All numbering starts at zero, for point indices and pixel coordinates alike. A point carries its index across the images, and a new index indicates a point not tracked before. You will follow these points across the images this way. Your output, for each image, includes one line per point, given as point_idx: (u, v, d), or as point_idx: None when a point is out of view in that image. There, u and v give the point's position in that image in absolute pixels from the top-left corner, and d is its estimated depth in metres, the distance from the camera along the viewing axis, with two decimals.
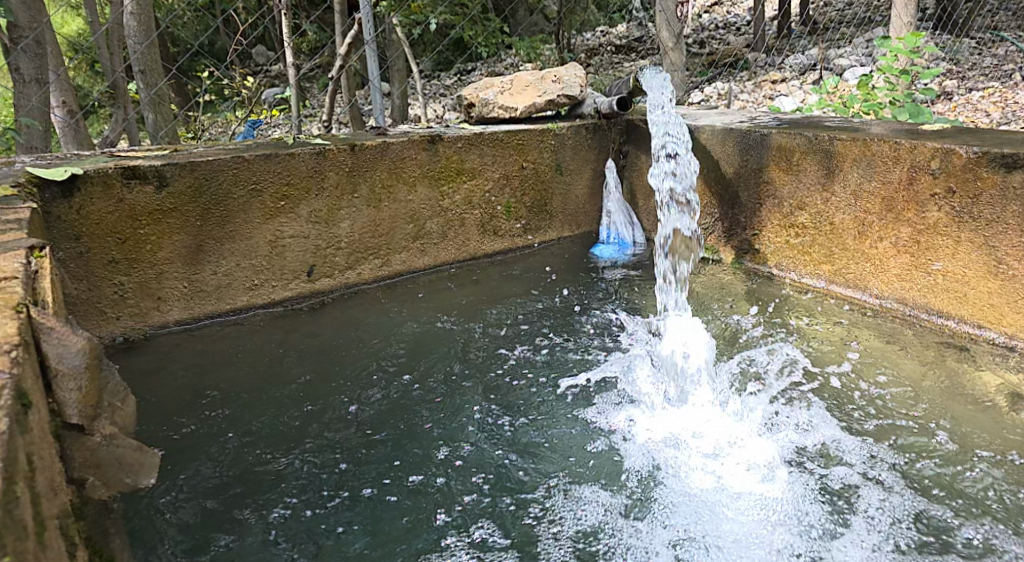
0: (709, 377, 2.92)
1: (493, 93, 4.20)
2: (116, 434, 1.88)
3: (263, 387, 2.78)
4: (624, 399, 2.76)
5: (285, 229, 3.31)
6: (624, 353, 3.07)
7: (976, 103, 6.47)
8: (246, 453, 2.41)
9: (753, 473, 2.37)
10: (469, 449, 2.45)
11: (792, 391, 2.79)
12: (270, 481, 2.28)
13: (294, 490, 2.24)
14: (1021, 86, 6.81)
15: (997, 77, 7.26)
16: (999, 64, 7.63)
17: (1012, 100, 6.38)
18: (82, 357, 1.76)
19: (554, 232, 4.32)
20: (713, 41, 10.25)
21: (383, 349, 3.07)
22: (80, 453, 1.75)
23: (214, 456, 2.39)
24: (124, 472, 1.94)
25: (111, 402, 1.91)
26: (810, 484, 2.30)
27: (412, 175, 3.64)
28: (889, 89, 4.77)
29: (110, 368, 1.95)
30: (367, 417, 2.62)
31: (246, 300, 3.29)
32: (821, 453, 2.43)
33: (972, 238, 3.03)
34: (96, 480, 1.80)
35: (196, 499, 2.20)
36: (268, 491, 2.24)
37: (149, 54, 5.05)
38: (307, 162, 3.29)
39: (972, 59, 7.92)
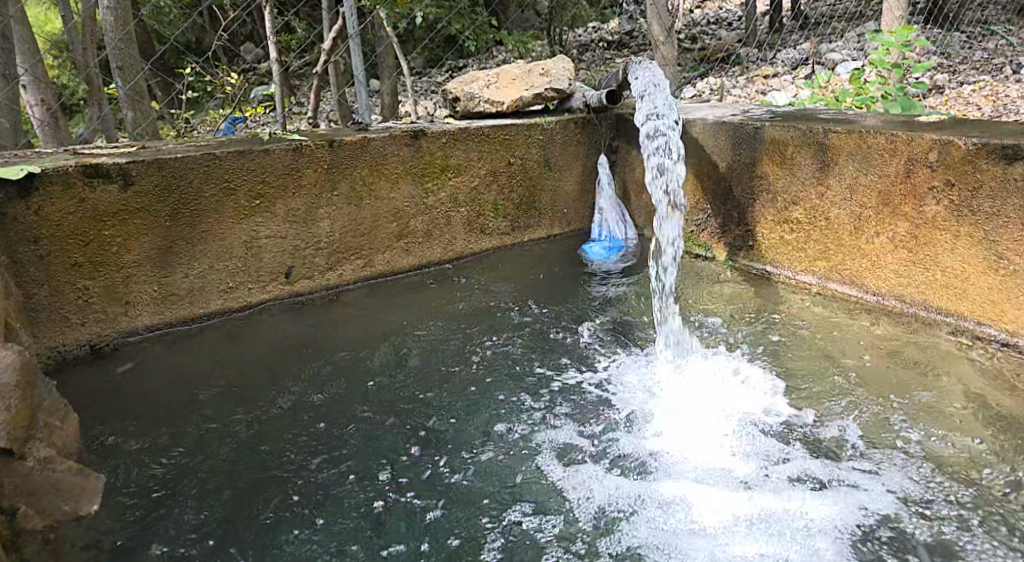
0: (722, 395, 2.78)
1: (478, 87, 4.09)
2: (52, 459, 2.04)
3: (237, 398, 2.69)
4: (615, 409, 2.67)
5: (261, 229, 3.19)
6: (624, 366, 2.96)
7: (968, 98, 6.37)
8: (215, 471, 2.32)
9: (744, 484, 2.27)
10: (449, 463, 2.35)
11: (790, 398, 2.70)
12: (238, 499, 2.19)
13: (263, 509, 2.16)
14: (1012, 79, 6.74)
15: (988, 70, 7.19)
16: (989, 58, 7.54)
17: (1003, 93, 6.31)
18: (11, 374, 1.97)
19: (543, 230, 4.22)
20: (706, 37, 10.17)
21: (364, 356, 2.98)
22: (11, 480, 1.90)
23: (181, 473, 2.30)
24: (64, 501, 2.04)
25: (49, 423, 2.12)
26: (803, 496, 2.20)
27: (394, 172, 3.53)
28: (882, 82, 4.68)
29: (47, 388, 2.15)
30: (345, 431, 2.52)
31: (221, 304, 3.18)
32: (817, 464, 2.34)
33: (971, 232, 2.93)
34: (30, 507, 1.93)
35: (160, 519, 2.11)
36: (237, 511, 2.15)
37: (126, 51, 4.94)
38: (283, 159, 3.17)
39: (963, 52, 7.83)
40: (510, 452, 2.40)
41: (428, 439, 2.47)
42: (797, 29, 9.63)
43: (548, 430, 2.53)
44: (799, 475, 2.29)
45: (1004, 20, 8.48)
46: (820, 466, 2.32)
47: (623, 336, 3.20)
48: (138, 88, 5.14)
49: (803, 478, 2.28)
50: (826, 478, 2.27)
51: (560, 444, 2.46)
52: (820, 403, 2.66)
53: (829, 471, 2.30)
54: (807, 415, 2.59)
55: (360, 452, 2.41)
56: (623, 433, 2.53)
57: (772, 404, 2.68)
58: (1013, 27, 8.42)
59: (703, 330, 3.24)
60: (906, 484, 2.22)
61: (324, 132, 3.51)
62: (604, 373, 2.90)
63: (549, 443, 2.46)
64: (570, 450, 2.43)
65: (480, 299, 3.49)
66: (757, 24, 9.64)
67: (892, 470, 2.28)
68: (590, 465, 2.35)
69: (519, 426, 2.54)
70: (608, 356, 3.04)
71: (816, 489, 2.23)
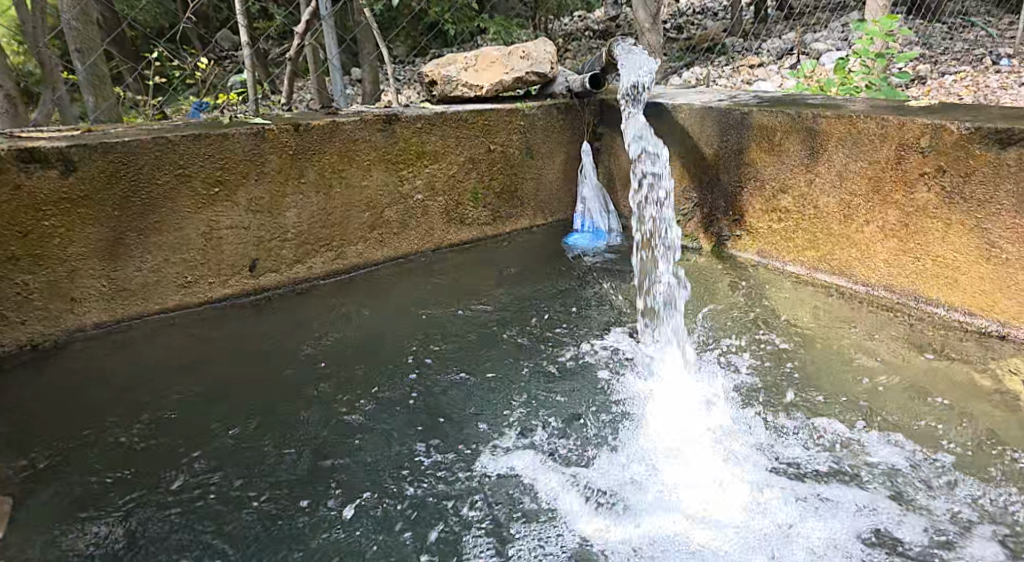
0: (713, 392, 2.64)
1: (455, 70, 3.91)
2: None
3: (193, 405, 2.52)
4: (598, 411, 2.53)
5: (221, 219, 3.01)
6: (610, 363, 2.82)
7: (949, 88, 6.25)
8: (163, 491, 2.16)
9: (726, 503, 2.15)
10: (413, 478, 2.22)
11: (786, 399, 2.55)
12: (185, 526, 2.05)
13: (207, 538, 2.01)
14: (992, 70, 6.65)
15: (969, 60, 7.09)
16: (970, 48, 7.41)
17: (983, 84, 6.21)
18: None
19: (525, 220, 4.05)
20: (690, 26, 9.99)
21: (329, 358, 2.81)
22: None
23: (125, 494, 2.15)
24: None
25: None
26: (788, 517, 2.09)
27: (367, 159, 3.35)
28: (865, 71, 4.54)
29: None
30: (307, 444, 2.36)
31: (178, 300, 3.00)
32: (805, 476, 2.22)
33: (964, 220, 2.81)
34: None
35: (98, 548, 1.97)
36: (182, 539, 2.01)
37: (84, 33, 4.72)
38: (243, 144, 2.98)
39: (944, 43, 7.70)
40: (481, 464, 2.28)
41: (397, 452, 2.33)
42: (782, 18, 9.47)
43: (525, 437, 2.39)
44: (787, 489, 2.18)
45: (984, 11, 8.35)
46: (810, 480, 2.20)
47: (605, 328, 3.07)
48: (99, 72, 4.93)
49: (786, 493, 2.16)
50: (814, 493, 2.15)
51: (536, 453, 2.33)
52: (815, 404, 2.52)
53: (817, 486, 2.18)
54: (797, 416, 2.46)
55: (321, 469, 2.25)
56: (607, 439, 2.40)
57: (768, 406, 2.52)
58: (993, 18, 8.34)
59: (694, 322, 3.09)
60: (895, 497, 2.11)
61: (290, 116, 3.32)
62: (590, 372, 2.75)
63: (521, 452, 2.33)
64: (544, 458, 2.30)
65: (456, 293, 3.34)
66: (740, 12, 9.47)
67: (882, 484, 2.16)
68: (563, 477, 2.23)
69: (497, 434, 2.40)
70: (593, 352, 2.89)
71: (799, 503, 2.12)
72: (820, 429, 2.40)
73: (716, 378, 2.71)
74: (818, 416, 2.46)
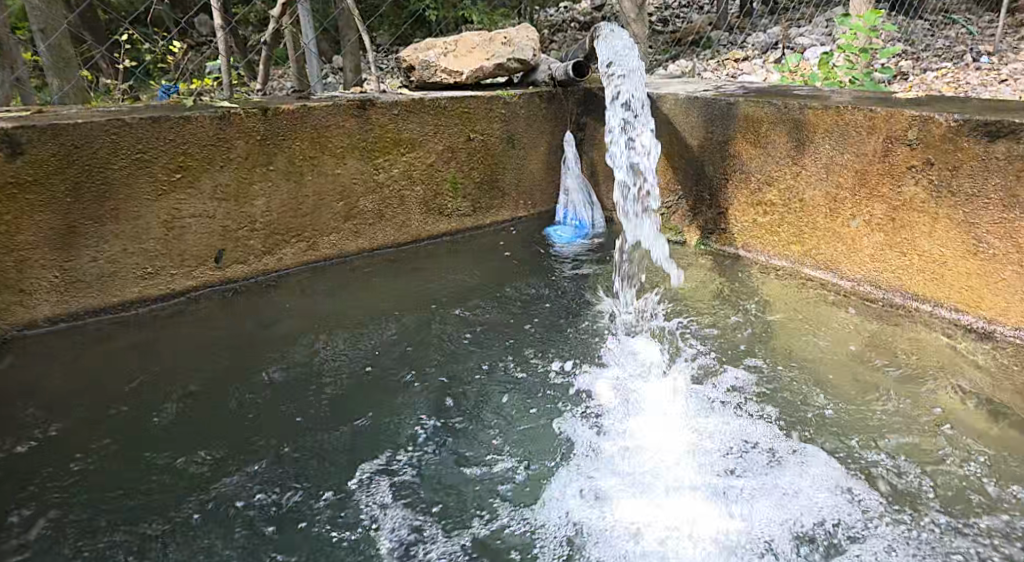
0: (696, 389, 2.56)
1: (434, 55, 3.79)
2: None
3: (151, 403, 2.40)
4: (577, 417, 2.41)
5: (184, 207, 2.88)
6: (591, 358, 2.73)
7: (931, 84, 6.19)
8: (112, 494, 2.05)
9: (691, 518, 2.05)
10: (380, 481, 2.12)
11: (779, 406, 2.43)
12: (134, 530, 1.94)
13: (158, 544, 1.91)
14: (972, 67, 6.61)
15: (950, 57, 7.04)
16: (951, 45, 7.36)
17: (964, 80, 6.15)
18: None
19: (506, 212, 3.93)
20: (676, 20, 9.88)
21: (297, 354, 2.69)
22: None
23: (72, 496, 2.03)
24: None
25: None
26: (753, 537, 1.98)
27: (340, 147, 3.23)
28: (848, 67, 4.44)
29: None
30: (270, 445, 2.25)
31: (138, 292, 2.87)
32: (780, 493, 2.10)
33: (950, 214, 2.73)
34: None
35: (44, 554, 1.86)
36: (130, 545, 1.90)
37: (48, 13, 4.57)
38: (207, 128, 2.85)
39: (926, 40, 7.64)
40: (450, 464, 2.19)
41: (364, 453, 2.22)
42: (767, 13, 9.38)
43: (498, 435, 2.31)
44: (764, 490, 2.12)
45: (965, 9, 8.30)
46: (788, 480, 2.14)
47: (588, 325, 2.95)
48: (65, 54, 4.76)
49: (764, 494, 2.10)
50: (785, 512, 2.05)
51: (510, 450, 2.25)
52: (806, 413, 2.40)
53: (793, 486, 2.12)
54: (783, 427, 2.34)
55: (285, 470, 2.15)
56: (580, 446, 2.28)
57: (757, 419, 2.39)
58: (974, 15, 8.31)
59: (681, 323, 2.96)
60: (879, 504, 2.03)
61: (258, 100, 3.18)
62: (573, 374, 2.62)
63: (494, 455, 2.23)
64: (520, 457, 2.22)
65: (428, 288, 3.21)
66: (725, 6, 9.36)
67: (860, 501, 2.05)
68: (537, 475, 2.15)
69: (471, 434, 2.31)
70: (576, 352, 2.76)
71: (773, 505, 2.07)
72: (804, 442, 2.27)
73: (705, 384, 2.58)
74: (803, 418, 2.37)
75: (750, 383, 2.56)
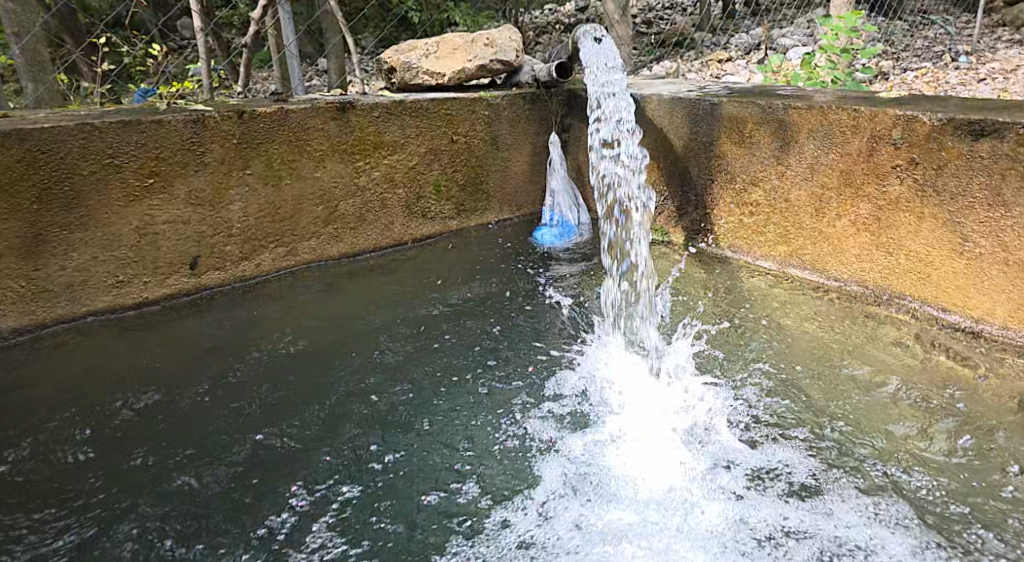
0: (688, 393, 2.50)
1: (415, 58, 3.73)
2: None
3: (124, 416, 2.33)
4: (564, 439, 2.28)
5: (157, 213, 2.81)
6: (581, 362, 2.68)
7: (912, 84, 6.20)
8: (81, 513, 1.98)
9: (671, 546, 1.93)
10: (358, 495, 2.05)
11: (796, 432, 2.28)
12: (104, 550, 1.87)
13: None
14: (951, 67, 6.63)
15: (930, 57, 7.06)
16: (930, 46, 7.38)
17: (944, 80, 6.16)
18: None
19: (491, 215, 3.88)
20: (660, 22, 9.87)
21: (277, 363, 2.62)
22: None
23: (45, 515, 1.97)
24: None
25: None
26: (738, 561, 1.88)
27: (319, 150, 3.16)
28: (830, 67, 4.41)
29: None
30: (246, 457, 2.18)
31: (109, 301, 2.80)
32: (766, 542, 1.93)
33: (936, 213, 2.71)
34: None
35: None
36: None
37: (22, 16, 4.47)
38: (181, 131, 2.78)
39: (906, 40, 7.66)
40: (431, 471, 2.13)
41: (343, 464, 2.16)
42: (749, 15, 9.36)
43: (481, 440, 2.26)
44: (753, 498, 2.05)
45: (942, 10, 8.31)
46: (778, 488, 2.08)
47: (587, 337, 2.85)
48: (39, 58, 4.66)
49: (751, 502, 2.04)
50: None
51: (492, 456, 2.20)
52: (823, 446, 2.22)
53: (782, 493, 2.06)
54: (784, 451, 2.20)
55: (265, 483, 2.09)
56: (565, 454, 2.22)
57: (769, 456, 2.19)
58: (953, 16, 8.35)
59: (696, 341, 2.79)
60: (869, 509, 1.99)
61: (235, 103, 3.11)
62: (572, 391, 2.51)
63: (473, 466, 2.16)
64: (502, 463, 2.17)
65: (407, 302, 3.06)
66: (708, 7, 9.34)
67: (849, 558, 1.87)
68: (518, 482, 2.10)
69: (454, 442, 2.25)
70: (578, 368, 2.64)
71: (760, 514, 2.00)
72: (804, 469, 2.14)
73: (707, 399, 2.46)
74: (797, 422, 2.32)
75: (760, 398, 2.44)
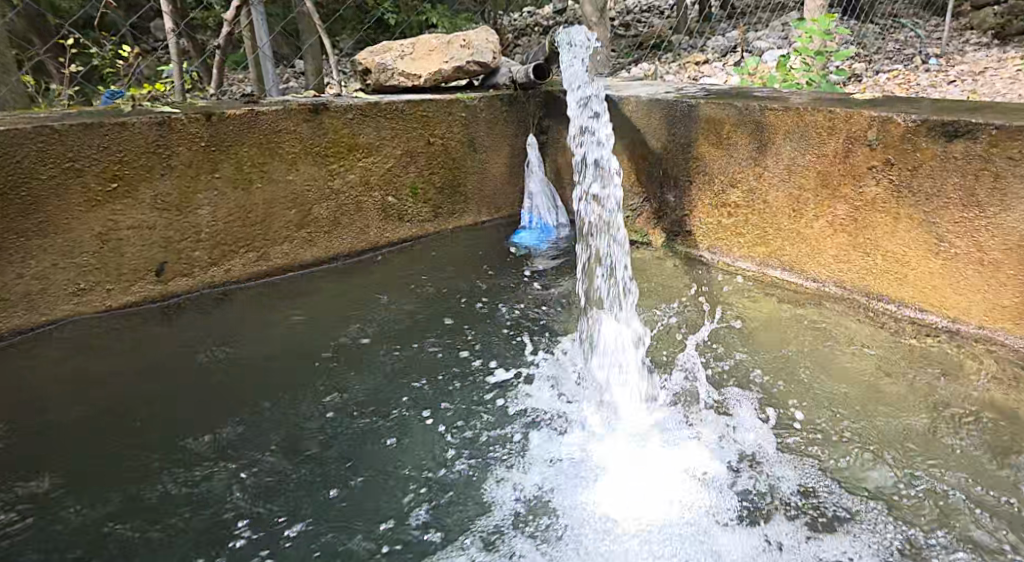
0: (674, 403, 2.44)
1: (389, 60, 3.67)
2: None
3: (90, 430, 2.26)
4: (535, 464, 2.16)
5: (120, 218, 2.74)
6: (566, 368, 2.63)
7: (884, 86, 6.25)
8: (45, 534, 1.92)
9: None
10: (332, 511, 1.99)
11: (795, 472, 2.11)
12: None
13: None
14: (923, 69, 6.69)
15: (902, 60, 7.12)
16: (901, 48, 7.45)
17: (915, 82, 6.21)
18: None
19: (469, 217, 3.83)
20: (637, 25, 9.88)
21: (248, 373, 2.55)
22: None
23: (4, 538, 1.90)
24: None
25: None
26: None
27: (291, 152, 3.09)
28: (805, 69, 4.41)
29: None
30: (218, 471, 2.12)
31: (71, 309, 2.74)
32: None
33: (912, 214, 2.70)
34: None
35: None
36: None
37: None
38: (145, 134, 2.71)
39: (878, 43, 7.73)
40: (404, 483, 2.08)
41: (316, 478, 2.10)
42: (725, 18, 9.39)
43: (457, 450, 2.20)
44: (738, 514, 1.99)
45: (912, 14, 8.38)
46: (764, 503, 2.02)
47: (575, 354, 2.73)
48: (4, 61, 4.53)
49: (737, 518, 1.98)
50: None
51: (468, 466, 2.15)
52: (820, 489, 2.05)
53: (768, 508, 2.00)
54: (770, 463, 2.15)
55: (235, 500, 2.02)
56: (544, 464, 2.16)
57: (757, 503, 2.02)
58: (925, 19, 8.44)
59: (694, 358, 2.65)
60: (852, 516, 1.96)
61: (204, 105, 3.04)
62: (556, 413, 2.39)
63: (440, 480, 2.09)
64: (479, 474, 2.11)
65: (381, 310, 2.97)
66: (685, 10, 9.37)
67: None
68: (495, 493, 2.05)
69: (429, 452, 2.20)
70: (566, 390, 2.52)
71: (746, 530, 1.95)
72: (789, 480, 2.08)
73: (694, 409, 2.40)
74: (784, 430, 2.27)
75: (752, 411, 2.37)
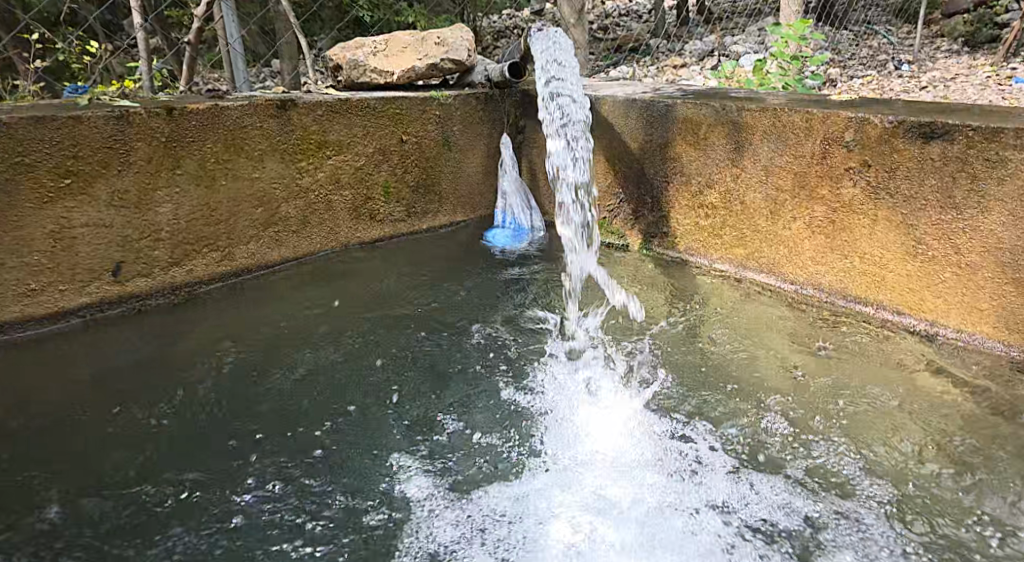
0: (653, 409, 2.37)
1: (361, 56, 3.58)
2: None
3: (44, 439, 2.16)
4: (498, 488, 2.06)
5: (75, 217, 2.62)
6: (543, 375, 2.54)
7: (858, 90, 6.25)
8: None
9: None
10: (294, 526, 1.92)
11: (774, 492, 2.03)
12: None
13: None
14: (896, 74, 6.71)
15: (875, 65, 7.14)
16: (875, 54, 7.48)
17: (889, 87, 6.22)
18: None
19: (442, 218, 3.75)
20: (616, 28, 9.85)
21: (210, 379, 2.45)
22: None
23: None
24: None
25: None
26: None
27: (257, 149, 2.99)
28: (781, 72, 4.37)
29: None
30: (180, 483, 2.03)
31: (20, 311, 2.61)
32: None
33: (890, 215, 2.67)
34: None
35: None
36: None
37: None
38: (102, 130, 2.60)
39: (853, 48, 7.74)
40: (369, 498, 2.01)
41: (277, 491, 2.02)
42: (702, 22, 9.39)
43: (425, 464, 2.13)
44: (715, 532, 1.94)
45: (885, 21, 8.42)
46: (742, 518, 1.96)
47: (553, 364, 2.61)
48: None
49: (713, 538, 1.92)
50: None
51: (435, 481, 2.07)
52: (801, 527, 1.92)
53: (747, 523, 1.95)
54: (750, 476, 2.09)
55: (193, 513, 1.94)
56: (517, 480, 2.09)
57: None
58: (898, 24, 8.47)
59: (671, 363, 2.59)
60: (831, 529, 1.91)
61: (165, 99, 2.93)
62: (538, 438, 2.24)
63: (399, 498, 2.01)
64: (446, 491, 2.04)
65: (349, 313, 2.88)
66: (663, 16, 9.35)
67: None
68: (462, 515, 1.98)
69: (396, 464, 2.12)
70: (541, 399, 2.42)
71: (721, 550, 1.89)
72: (770, 494, 2.02)
73: (673, 416, 2.33)
74: (766, 439, 2.21)
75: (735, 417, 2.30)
